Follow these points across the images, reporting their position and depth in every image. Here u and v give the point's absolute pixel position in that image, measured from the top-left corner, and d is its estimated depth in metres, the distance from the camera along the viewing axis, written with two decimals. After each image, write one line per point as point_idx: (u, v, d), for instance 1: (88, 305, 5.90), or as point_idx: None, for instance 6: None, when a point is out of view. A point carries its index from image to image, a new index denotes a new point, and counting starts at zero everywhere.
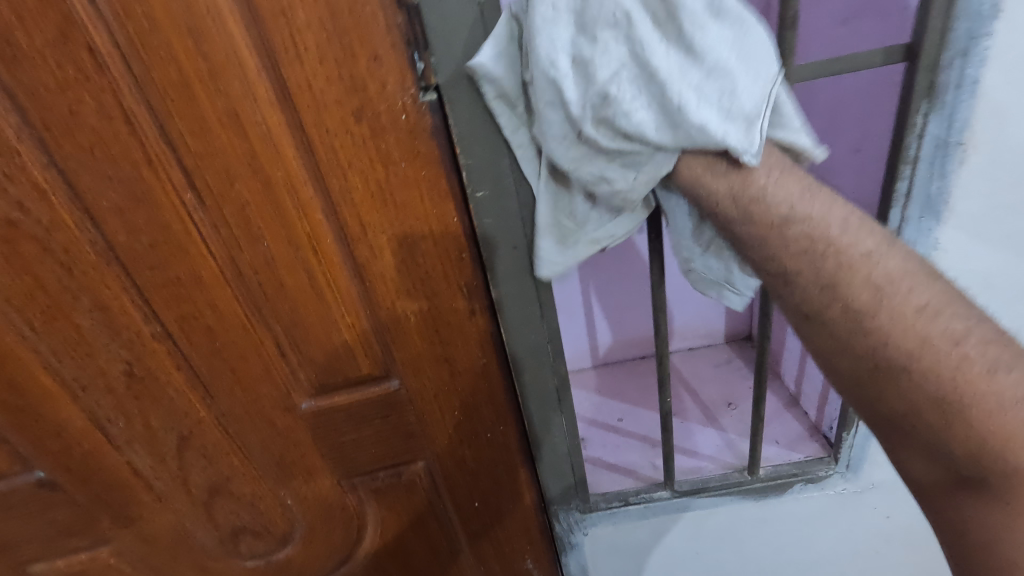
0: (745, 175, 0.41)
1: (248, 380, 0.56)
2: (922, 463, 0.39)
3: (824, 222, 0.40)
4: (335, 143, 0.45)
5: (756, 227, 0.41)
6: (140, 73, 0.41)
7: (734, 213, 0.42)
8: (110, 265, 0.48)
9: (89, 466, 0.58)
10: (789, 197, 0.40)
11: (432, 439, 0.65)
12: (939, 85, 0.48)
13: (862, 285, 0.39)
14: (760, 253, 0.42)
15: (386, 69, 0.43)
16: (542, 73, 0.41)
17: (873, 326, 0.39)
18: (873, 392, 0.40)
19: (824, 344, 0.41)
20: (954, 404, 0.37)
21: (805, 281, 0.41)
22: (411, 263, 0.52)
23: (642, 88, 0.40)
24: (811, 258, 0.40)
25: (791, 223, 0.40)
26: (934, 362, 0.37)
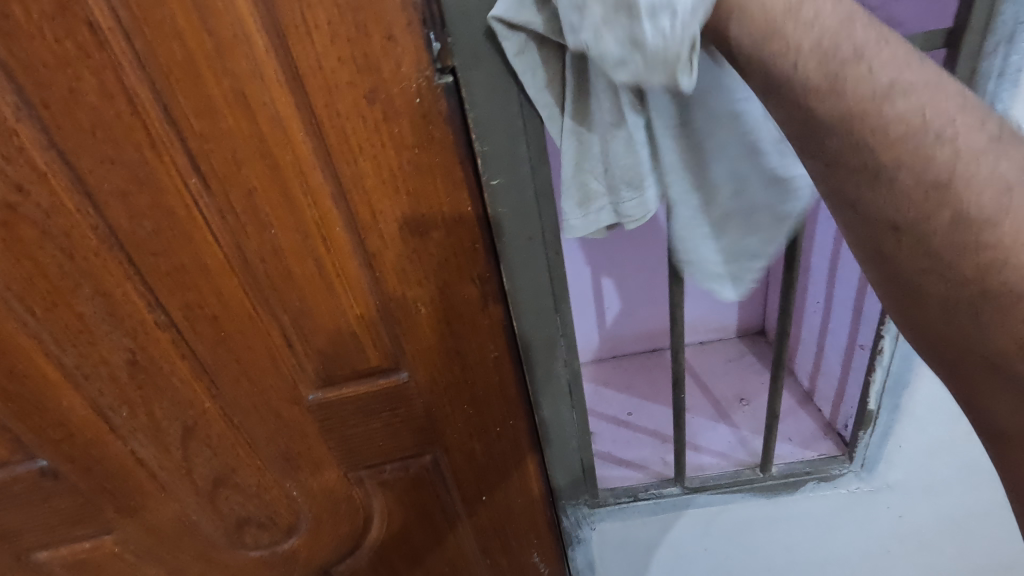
0: (834, 34, 0.31)
1: (254, 370, 0.54)
2: (1002, 407, 0.33)
3: (931, 100, 0.31)
4: (347, 127, 0.43)
5: (845, 101, 0.31)
6: (143, 50, 0.39)
7: (818, 81, 0.31)
8: (112, 251, 0.46)
9: (93, 455, 0.57)
10: (892, 68, 0.31)
11: (441, 432, 0.63)
12: (981, 73, 0.46)
13: (982, 181, 0.30)
14: (847, 140, 0.32)
15: (401, 50, 0.41)
16: None
17: (987, 237, 0.30)
18: (970, 326, 0.32)
19: (912, 264, 0.33)
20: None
21: (902, 179, 0.31)
22: (423, 253, 0.51)
23: None
24: (915, 148, 0.31)
25: (894, 94, 0.30)
26: None
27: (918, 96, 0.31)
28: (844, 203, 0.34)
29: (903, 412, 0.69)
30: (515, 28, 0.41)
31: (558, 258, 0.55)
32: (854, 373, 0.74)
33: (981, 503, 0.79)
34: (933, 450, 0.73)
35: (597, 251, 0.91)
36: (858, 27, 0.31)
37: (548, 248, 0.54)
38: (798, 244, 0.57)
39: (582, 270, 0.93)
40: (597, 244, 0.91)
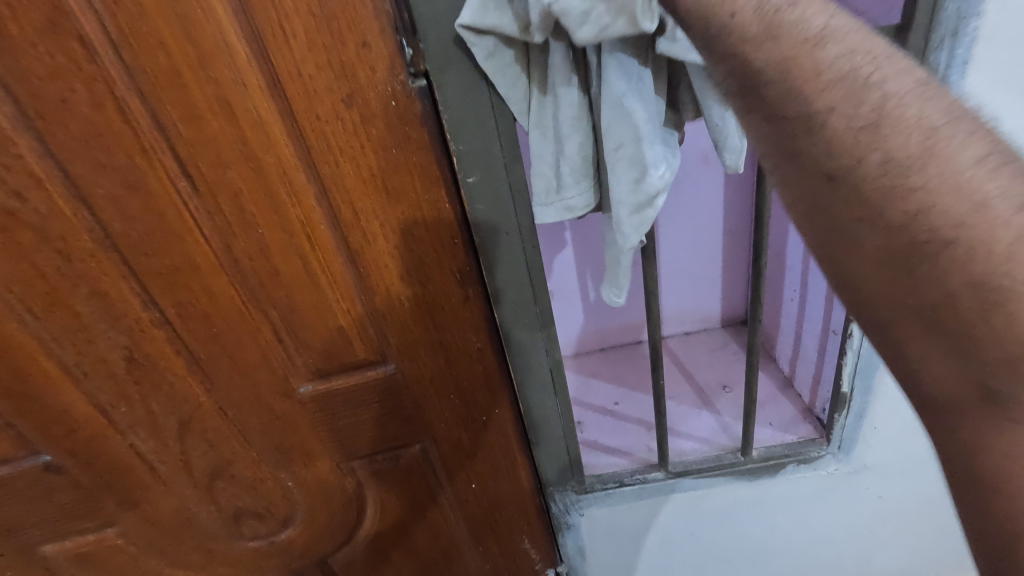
0: None
1: (245, 365, 0.57)
2: (943, 371, 0.33)
3: (860, 47, 0.32)
4: (326, 129, 0.46)
5: (779, 45, 0.32)
6: (131, 62, 0.41)
7: (753, 27, 0.33)
8: (106, 253, 0.48)
9: (94, 450, 0.59)
10: (818, 15, 0.32)
11: (429, 423, 0.66)
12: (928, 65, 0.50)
13: (909, 126, 0.31)
14: (783, 87, 0.33)
15: (375, 55, 0.43)
16: None
17: (919, 180, 0.31)
18: (899, 282, 0.33)
19: (847, 212, 0.33)
20: (998, 287, 0.30)
21: (834, 122, 0.32)
22: (404, 249, 0.53)
23: None
24: (846, 90, 0.32)
25: (821, 40, 0.32)
26: (985, 232, 0.30)
27: (847, 46, 0.32)
28: (782, 153, 0.34)
29: (877, 395, 0.72)
30: (482, 33, 0.43)
31: (535, 251, 0.58)
32: (829, 357, 0.76)
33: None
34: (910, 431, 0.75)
35: (581, 246, 0.93)
36: None
37: (525, 243, 0.57)
38: (763, 233, 0.59)
39: (567, 264, 0.95)
40: (581, 239, 0.93)
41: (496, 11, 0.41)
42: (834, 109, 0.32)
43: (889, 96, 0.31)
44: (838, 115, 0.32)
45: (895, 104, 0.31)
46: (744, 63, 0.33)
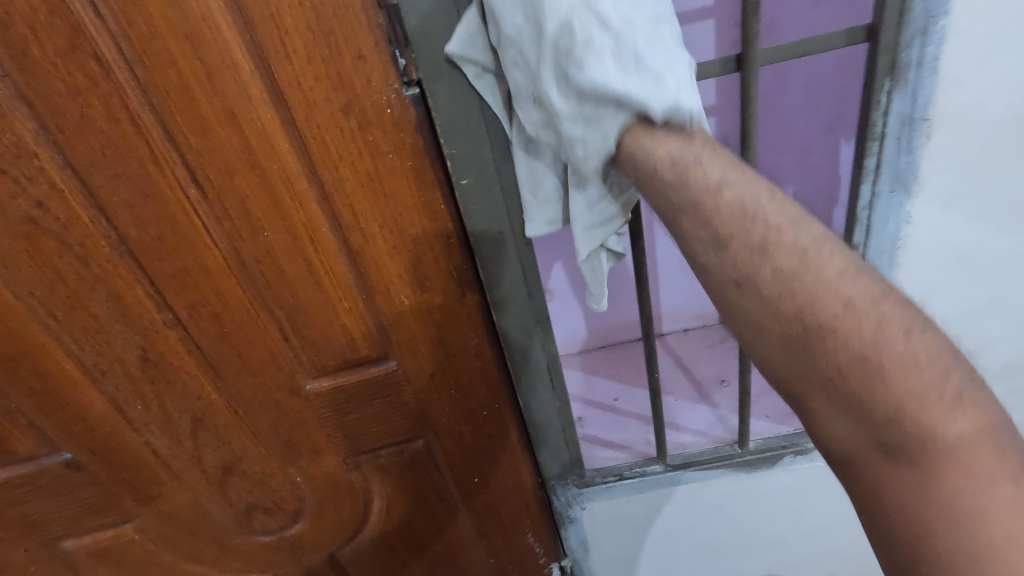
0: (681, 142, 0.40)
1: (254, 363, 0.59)
2: (845, 434, 0.32)
3: (752, 191, 0.38)
4: (326, 137, 0.48)
5: (687, 188, 0.38)
6: (143, 78, 0.44)
7: (670, 175, 0.39)
8: (123, 257, 0.51)
9: (112, 447, 0.62)
10: (719, 168, 0.39)
11: (430, 417, 0.68)
12: (900, 63, 0.50)
13: (790, 248, 0.35)
14: (693, 216, 0.38)
15: (370, 67, 0.46)
16: (506, 42, 0.43)
17: (800, 286, 0.34)
18: (798, 355, 0.34)
19: (753, 312, 0.36)
20: (875, 359, 0.31)
21: (735, 245, 0.36)
22: (402, 248, 0.55)
23: (589, 38, 0.39)
24: (740, 221, 0.37)
25: (720, 185, 0.38)
26: (856, 324, 0.32)
27: (742, 190, 0.38)
28: (699, 272, 0.39)
29: None
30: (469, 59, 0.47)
31: (528, 250, 0.59)
32: None
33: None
34: None
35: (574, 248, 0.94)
36: (696, 141, 0.40)
37: (518, 242, 0.58)
38: None
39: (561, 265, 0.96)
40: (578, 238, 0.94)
41: (483, 47, 0.46)
42: (734, 240, 0.36)
43: (773, 225, 0.36)
44: (735, 246, 0.36)
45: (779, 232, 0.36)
46: (665, 203, 0.40)
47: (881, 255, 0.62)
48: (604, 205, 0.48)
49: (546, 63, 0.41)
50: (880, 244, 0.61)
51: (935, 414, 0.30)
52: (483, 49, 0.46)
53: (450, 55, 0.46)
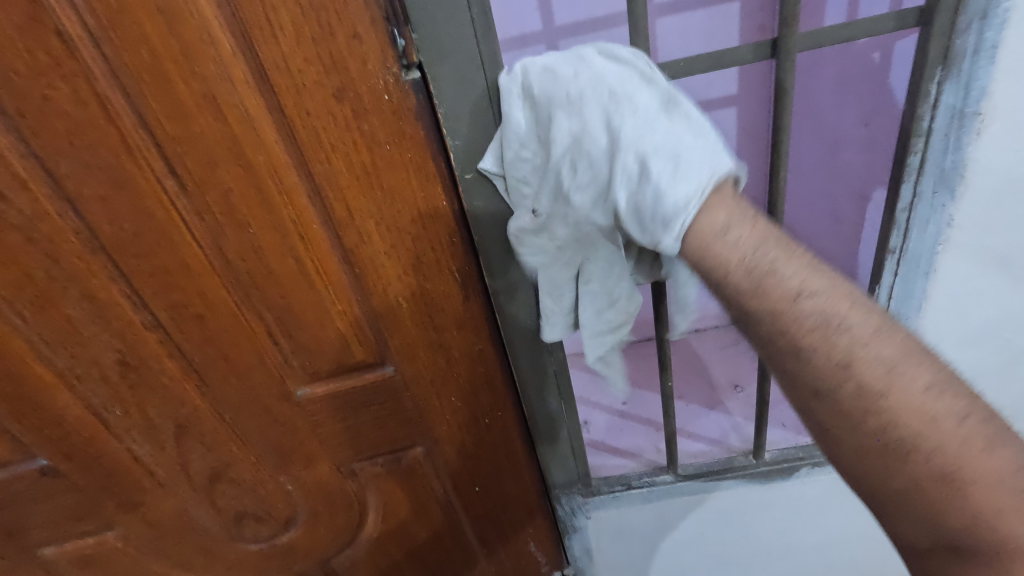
0: (750, 243, 0.39)
1: (242, 368, 0.56)
2: (912, 533, 0.38)
3: (829, 299, 0.38)
4: (318, 126, 0.44)
5: (763, 297, 0.39)
6: (112, 56, 0.39)
7: (742, 283, 0.39)
8: (96, 254, 0.47)
9: (91, 454, 0.58)
10: (795, 272, 0.39)
11: (430, 425, 0.64)
12: (954, 52, 0.45)
13: (872, 363, 0.37)
14: (772, 328, 0.39)
15: (366, 48, 0.41)
16: (512, 167, 0.47)
17: (887, 404, 0.36)
18: (877, 470, 0.37)
19: (828, 422, 0.39)
20: (956, 480, 0.35)
21: (815, 358, 0.38)
22: (401, 247, 0.51)
23: (587, 170, 0.44)
24: (820, 333, 0.38)
25: (800, 293, 0.38)
26: (940, 442, 0.35)
27: (821, 300, 0.38)
28: (780, 375, 0.41)
29: None
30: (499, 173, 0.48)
31: None
32: None
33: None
34: None
35: None
36: (764, 238, 0.39)
37: None
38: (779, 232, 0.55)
39: None
40: None
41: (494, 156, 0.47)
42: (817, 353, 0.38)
43: (856, 342, 0.37)
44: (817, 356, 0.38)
45: (862, 348, 0.37)
46: (739, 306, 0.40)
47: (918, 259, 0.57)
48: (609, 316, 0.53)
49: (552, 187, 0.46)
50: (919, 248, 0.56)
51: (1015, 526, 0.34)
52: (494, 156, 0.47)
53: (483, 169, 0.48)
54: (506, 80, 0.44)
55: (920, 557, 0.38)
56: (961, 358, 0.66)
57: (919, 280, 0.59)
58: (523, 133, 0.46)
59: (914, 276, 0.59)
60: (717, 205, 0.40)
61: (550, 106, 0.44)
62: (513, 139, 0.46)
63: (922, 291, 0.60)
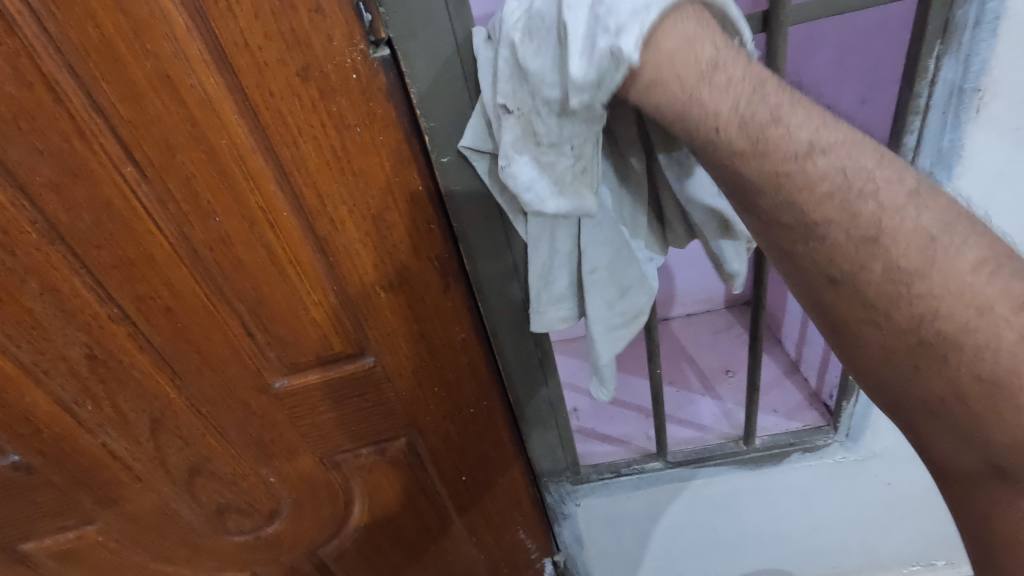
0: (750, 92, 0.33)
1: (215, 360, 0.54)
2: (954, 453, 0.35)
3: (850, 161, 0.33)
4: (282, 108, 0.41)
5: (768, 162, 0.33)
6: (56, 33, 0.37)
7: (743, 144, 0.33)
8: (54, 245, 0.45)
9: (63, 449, 0.57)
10: (809, 129, 0.33)
11: (414, 416, 0.63)
12: (954, 23, 0.43)
13: (907, 236, 0.32)
14: (784, 202, 0.34)
15: (330, 23, 0.39)
16: (488, 105, 0.41)
17: (923, 288, 0.32)
18: (909, 372, 0.34)
19: (850, 312, 0.35)
20: (1006, 383, 0.31)
21: (834, 233, 0.33)
22: (377, 234, 0.49)
23: (541, 36, 0.36)
24: (837, 200, 0.33)
25: (814, 155, 0.33)
26: (991, 333, 0.31)
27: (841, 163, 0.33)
28: (790, 261, 0.36)
29: None
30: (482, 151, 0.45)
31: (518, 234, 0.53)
32: None
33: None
34: None
35: None
36: (765, 87, 0.33)
37: (507, 225, 0.52)
38: None
39: None
40: None
41: (475, 129, 0.44)
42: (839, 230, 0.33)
43: (882, 209, 0.33)
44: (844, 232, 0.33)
45: (892, 218, 0.33)
46: (749, 187, 0.34)
47: None
48: (623, 305, 0.49)
49: (515, 83, 0.38)
50: None
51: None
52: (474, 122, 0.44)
53: (463, 148, 0.45)
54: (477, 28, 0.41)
55: (954, 471, 0.36)
56: None
57: None
58: (486, 54, 0.41)
59: None
60: (701, 40, 0.33)
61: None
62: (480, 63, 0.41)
63: None
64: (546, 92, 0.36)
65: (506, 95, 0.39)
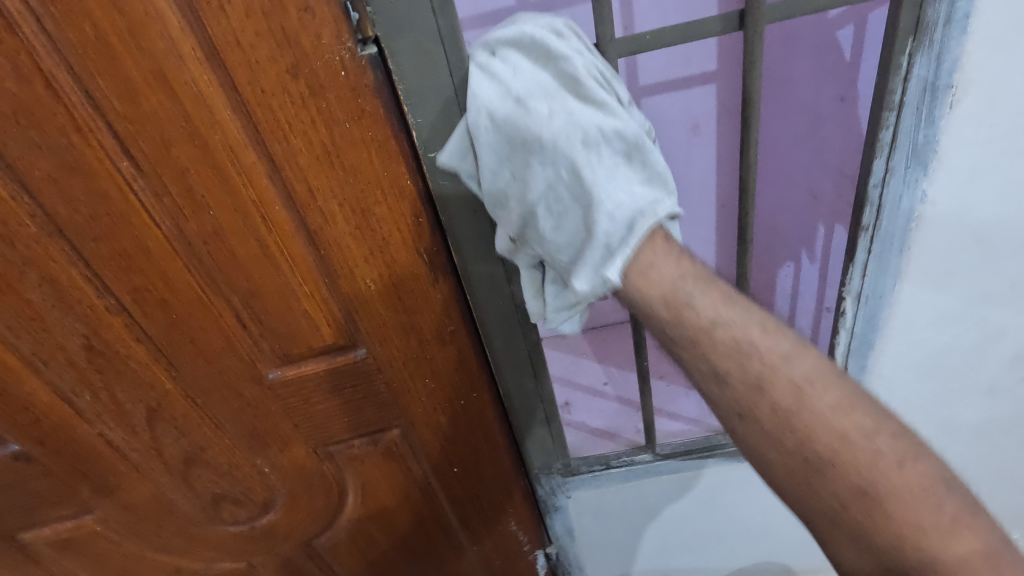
0: (676, 279, 0.43)
1: (210, 351, 0.55)
2: (852, 556, 0.41)
3: (745, 326, 0.43)
4: (273, 104, 0.43)
5: (683, 324, 0.43)
6: (55, 32, 0.38)
7: (665, 313, 0.43)
8: (52, 238, 0.46)
9: (62, 439, 0.58)
10: (712, 303, 0.43)
11: (406, 407, 0.64)
12: (926, 21, 0.44)
13: (785, 386, 0.42)
14: (694, 353, 0.43)
15: (319, 21, 0.40)
16: (490, 200, 0.48)
17: (799, 421, 0.41)
18: (804, 488, 0.41)
19: (755, 442, 0.43)
20: (875, 497, 0.39)
21: (733, 381, 0.43)
22: (366, 228, 0.50)
23: (556, 213, 0.46)
24: (736, 358, 0.42)
25: (715, 323, 0.43)
26: (853, 456, 0.40)
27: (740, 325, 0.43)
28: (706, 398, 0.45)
29: (869, 372, 0.69)
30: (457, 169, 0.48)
31: None
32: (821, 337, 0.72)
33: (969, 459, 0.80)
34: (904, 409, 0.73)
35: None
36: (683, 273, 0.44)
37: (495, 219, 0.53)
38: (748, 208, 0.54)
39: None
40: None
41: (469, 161, 0.47)
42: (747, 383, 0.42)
43: (767, 365, 0.42)
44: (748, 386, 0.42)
45: (778, 370, 0.42)
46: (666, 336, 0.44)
47: (892, 237, 0.56)
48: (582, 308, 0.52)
49: (519, 221, 0.48)
50: (892, 226, 0.55)
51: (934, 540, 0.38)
52: (469, 166, 0.48)
53: (444, 161, 0.47)
54: (480, 105, 0.44)
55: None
56: (941, 337, 0.65)
57: (893, 257, 0.58)
58: (492, 164, 0.46)
59: (888, 253, 0.57)
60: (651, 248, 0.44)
61: (525, 143, 0.44)
62: (483, 174, 0.46)
63: (896, 268, 0.58)
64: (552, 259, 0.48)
65: (508, 231, 0.49)
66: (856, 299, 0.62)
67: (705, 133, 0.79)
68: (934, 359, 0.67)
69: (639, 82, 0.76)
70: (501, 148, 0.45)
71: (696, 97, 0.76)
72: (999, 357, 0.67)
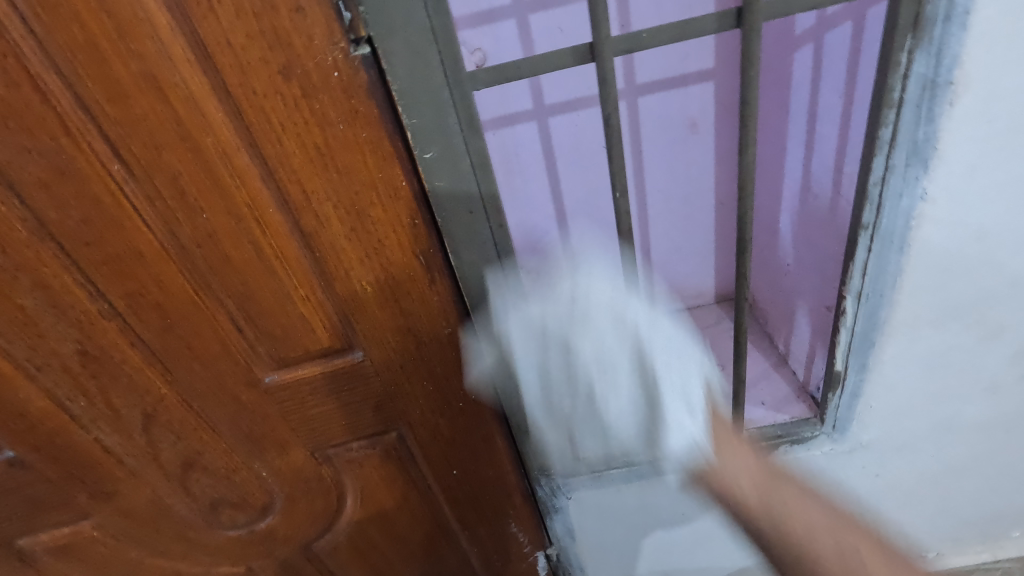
0: (729, 444, 0.65)
1: (206, 356, 0.55)
2: None
3: (810, 505, 0.60)
4: (265, 105, 0.42)
5: (751, 482, 0.62)
6: (43, 35, 0.38)
7: (728, 480, 0.64)
8: (45, 243, 0.46)
9: (58, 445, 0.58)
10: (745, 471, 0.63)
11: (404, 410, 0.64)
12: (925, 18, 0.44)
13: (822, 529, 0.58)
14: (745, 514, 0.61)
15: (310, 22, 0.40)
16: (535, 399, 0.69)
17: (819, 552, 0.57)
18: None
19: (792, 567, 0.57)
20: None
21: (768, 530, 0.60)
22: (362, 230, 0.50)
23: (604, 387, 0.68)
24: (773, 515, 0.60)
25: (792, 485, 0.61)
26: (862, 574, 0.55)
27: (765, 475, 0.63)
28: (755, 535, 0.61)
29: (873, 373, 0.68)
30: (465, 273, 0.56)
31: (503, 230, 0.54)
32: (823, 334, 0.72)
33: (970, 457, 0.80)
34: (906, 409, 0.72)
35: (568, 219, 0.88)
36: (725, 433, 0.66)
37: (491, 219, 0.53)
38: (748, 207, 0.54)
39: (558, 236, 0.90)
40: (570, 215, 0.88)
41: (477, 250, 0.54)
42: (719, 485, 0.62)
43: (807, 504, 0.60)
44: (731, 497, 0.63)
45: (807, 510, 0.60)
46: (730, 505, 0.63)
47: (891, 235, 0.56)
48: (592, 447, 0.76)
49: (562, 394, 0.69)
50: (892, 223, 0.55)
51: None
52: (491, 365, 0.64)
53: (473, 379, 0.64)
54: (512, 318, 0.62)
55: None
56: (942, 336, 0.65)
57: (893, 255, 0.57)
58: (521, 357, 0.65)
59: (888, 252, 0.57)
60: (726, 449, 0.65)
61: (559, 334, 0.64)
62: (519, 356, 0.64)
63: (897, 266, 0.58)
64: (610, 427, 0.72)
65: (547, 419, 0.71)
66: (857, 298, 0.61)
67: (703, 131, 0.79)
68: (935, 358, 0.67)
69: (637, 80, 0.75)
70: (529, 340, 0.64)
71: (694, 96, 0.77)
72: (999, 354, 0.67)
